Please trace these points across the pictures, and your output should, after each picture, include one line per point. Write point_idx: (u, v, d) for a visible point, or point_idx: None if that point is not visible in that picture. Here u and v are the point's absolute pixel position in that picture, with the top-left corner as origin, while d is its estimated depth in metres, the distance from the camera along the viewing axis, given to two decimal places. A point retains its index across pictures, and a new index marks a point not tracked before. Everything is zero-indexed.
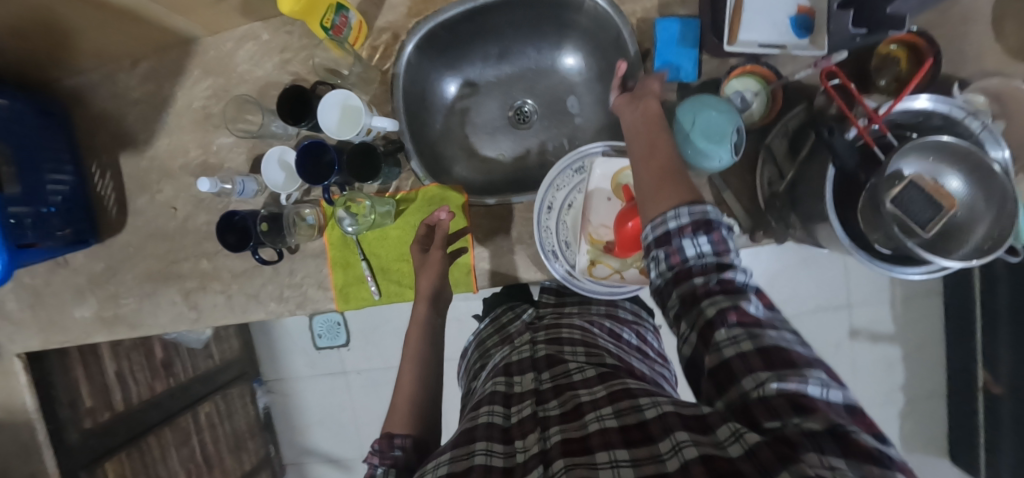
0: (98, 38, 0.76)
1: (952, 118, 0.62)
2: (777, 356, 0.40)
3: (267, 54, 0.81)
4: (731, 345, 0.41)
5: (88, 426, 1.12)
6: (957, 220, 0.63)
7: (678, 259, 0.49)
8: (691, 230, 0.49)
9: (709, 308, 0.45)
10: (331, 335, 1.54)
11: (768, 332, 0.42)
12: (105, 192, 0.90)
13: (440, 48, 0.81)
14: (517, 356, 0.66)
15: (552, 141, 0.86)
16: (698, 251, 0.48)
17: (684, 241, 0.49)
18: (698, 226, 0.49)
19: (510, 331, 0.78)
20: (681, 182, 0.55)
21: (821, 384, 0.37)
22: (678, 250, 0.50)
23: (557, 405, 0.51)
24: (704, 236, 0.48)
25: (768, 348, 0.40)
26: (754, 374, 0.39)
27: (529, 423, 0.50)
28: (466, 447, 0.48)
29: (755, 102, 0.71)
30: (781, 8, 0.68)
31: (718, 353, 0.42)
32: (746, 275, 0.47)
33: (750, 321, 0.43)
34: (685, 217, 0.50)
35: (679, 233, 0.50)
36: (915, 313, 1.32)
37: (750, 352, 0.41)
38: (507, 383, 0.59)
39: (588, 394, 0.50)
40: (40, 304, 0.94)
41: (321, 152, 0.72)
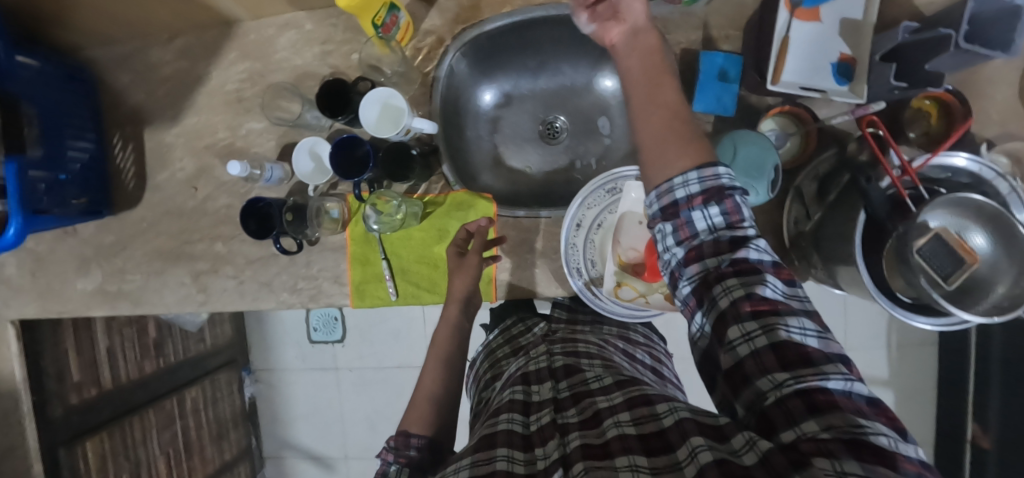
0: (139, 9, 0.75)
1: (981, 177, 0.63)
2: (791, 353, 0.38)
3: (308, 44, 0.81)
4: (746, 342, 0.40)
5: (73, 401, 1.09)
6: (979, 275, 0.63)
7: (687, 233, 0.48)
8: (701, 200, 0.46)
9: (723, 298, 0.43)
10: (327, 329, 1.52)
11: (784, 323, 0.39)
12: (123, 164, 0.88)
13: (481, 56, 0.81)
14: (534, 366, 0.65)
15: (581, 159, 0.86)
16: (708, 223, 0.46)
17: (693, 213, 0.47)
18: (709, 195, 0.46)
19: (522, 343, 0.77)
20: (700, 141, 0.49)
21: (843, 377, 0.36)
22: (688, 223, 0.48)
23: (576, 413, 0.51)
24: (715, 206, 0.46)
25: (783, 343, 0.39)
26: (770, 375, 0.38)
27: (549, 429, 0.50)
28: (486, 453, 0.47)
29: (789, 142, 0.74)
30: (824, 53, 0.69)
31: (732, 351, 0.41)
32: (760, 251, 0.44)
33: (765, 309, 0.40)
34: (697, 186, 0.47)
35: (689, 203, 0.47)
36: (910, 361, 1.34)
37: (764, 350, 0.39)
38: (525, 392, 0.59)
39: (606, 401, 0.50)
40: (42, 270, 0.92)
41: (354, 146, 0.72)
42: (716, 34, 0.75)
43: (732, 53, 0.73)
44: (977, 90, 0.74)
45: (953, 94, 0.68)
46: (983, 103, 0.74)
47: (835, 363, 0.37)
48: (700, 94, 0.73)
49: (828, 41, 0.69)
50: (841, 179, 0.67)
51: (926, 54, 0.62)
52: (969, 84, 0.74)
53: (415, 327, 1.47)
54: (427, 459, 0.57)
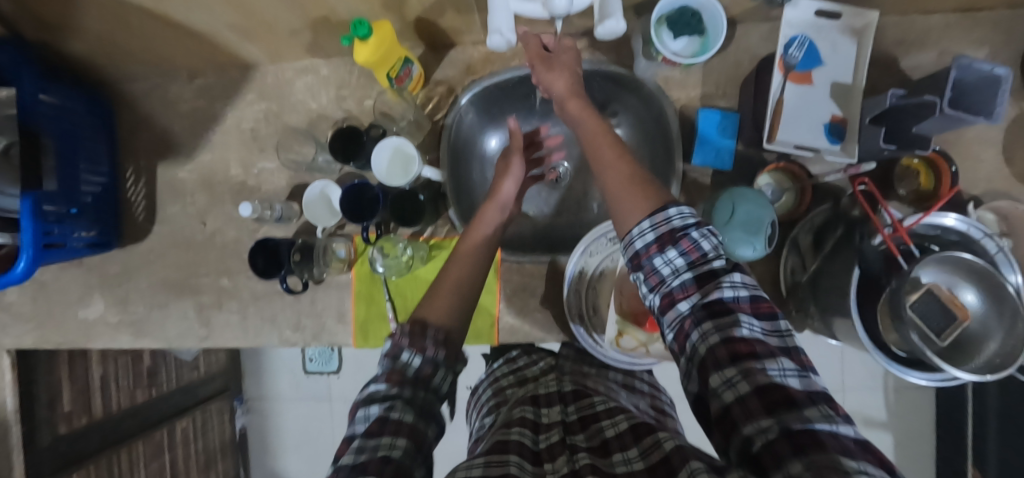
0: (164, 50, 0.79)
1: (970, 236, 0.65)
2: (777, 397, 0.39)
3: (325, 88, 0.85)
4: (729, 389, 0.41)
5: (62, 431, 1.06)
6: (970, 331, 0.65)
7: (656, 279, 0.52)
8: (659, 247, 0.52)
9: (700, 344, 0.46)
10: (323, 360, 1.47)
11: (763, 367, 0.41)
12: (135, 196, 0.90)
13: (488, 105, 0.84)
14: (544, 389, 0.67)
15: (582, 203, 0.89)
16: (671, 267, 0.51)
17: (655, 261, 0.52)
18: (663, 240, 0.52)
19: (527, 374, 0.75)
20: (650, 189, 0.57)
21: (825, 419, 0.37)
22: (654, 270, 0.52)
23: (585, 437, 0.53)
24: (673, 250, 0.51)
25: (765, 386, 0.40)
26: (756, 421, 0.39)
27: (558, 448, 0.51)
28: (499, 455, 0.47)
29: (784, 196, 0.77)
30: (817, 114, 0.73)
31: (718, 398, 0.42)
32: (735, 288, 0.47)
33: (743, 350, 0.43)
34: (651, 234, 0.53)
35: (647, 252, 0.53)
36: (908, 404, 1.33)
37: (748, 395, 0.40)
38: (535, 412, 0.59)
39: (612, 429, 0.52)
40: (44, 298, 0.92)
41: (363, 191, 0.74)
42: (714, 92, 0.78)
43: (729, 111, 0.77)
44: (963, 149, 0.77)
45: (942, 157, 0.72)
46: (970, 161, 0.77)
47: (820, 407, 0.38)
48: (699, 148, 0.76)
49: (820, 103, 0.74)
50: (835, 231, 0.71)
51: (911, 118, 0.64)
52: (956, 143, 0.77)
53: None
54: (442, 357, 0.52)
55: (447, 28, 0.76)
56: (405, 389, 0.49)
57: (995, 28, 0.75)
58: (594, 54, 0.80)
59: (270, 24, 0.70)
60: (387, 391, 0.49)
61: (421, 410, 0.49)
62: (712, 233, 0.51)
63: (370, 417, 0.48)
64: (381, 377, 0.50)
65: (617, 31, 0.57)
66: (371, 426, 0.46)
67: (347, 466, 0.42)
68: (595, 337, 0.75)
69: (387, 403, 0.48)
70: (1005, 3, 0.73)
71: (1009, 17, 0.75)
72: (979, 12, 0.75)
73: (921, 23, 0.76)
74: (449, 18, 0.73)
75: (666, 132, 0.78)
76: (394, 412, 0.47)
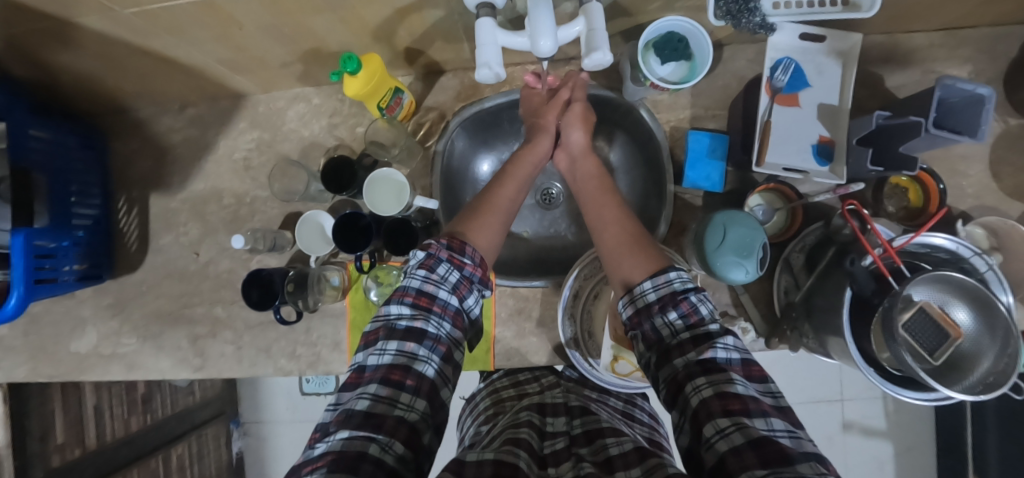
0: (156, 83, 0.79)
1: (959, 254, 0.66)
2: (770, 451, 0.39)
3: (316, 117, 0.85)
4: (723, 440, 0.42)
5: (55, 463, 1.04)
6: (963, 350, 0.65)
7: (654, 337, 0.55)
8: (660, 307, 0.55)
9: (694, 397, 0.46)
10: (319, 380, 1.46)
11: (756, 425, 0.42)
12: (128, 227, 0.90)
13: (480, 130, 0.85)
14: (550, 400, 0.68)
15: (576, 224, 0.90)
16: (670, 328, 0.54)
17: (656, 318, 0.55)
18: (665, 301, 0.55)
19: (527, 388, 0.74)
20: (652, 251, 0.62)
21: (818, 476, 0.36)
22: (653, 330, 0.55)
23: (590, 450, 0.53)
24: (673, 310, 0.54)
25: (759, 440, 0.40)
26: (750, 471, 0.38)
27: (563, 454, 0.53)
28: (509, 448, 0.50)
29: (775, 216, 0.78)
30: (804, 135, 0.74)
31: (712, 448, 0.42)
32: (727, 350, 0.50)
33: (736, 407, 0.44)
34: (654, 294, 0.56)
35: (649, 311, 0.56)
36: (906, 413, 1.33)
37: (743, 447, 0.40)
38: (540, 420, 0.61)
39: (617, 447, 0.52)
40: (36, 330, 0.91)
41: (357, 220, 0.75)
42: (703, 114, 0.79)
43: (718, 132, 0.77)
44: (951, 165, 0.78)
45: (930, 176, 0.72)
46: (958, 177, 0.78)
47: (811, 464, 0.38)
48: (689, 169, 0.77)
49: (808, 124, 0.74)
50: (826, 253, 0.71)
51: (898, 138, 0.65)
52: (943, 160, 0.78)
53: None
54: (477, 275, 0.63)
55: (437, 57, 0.77)
56: (430, 321, 0.55)
57: (978, 46, 0.76)
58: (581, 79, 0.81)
59: (260, 57, 0.71)
60: (411, 327, 0.54)
61: (442, 356, 0.55)
62: (707, 298, 0.55)
63: (386, 355, 0.52)
64: (410, 303, 0.56)
65: (604, 62, 0.58)
66: (392, 369, 0.51)
67: (362, 413, 0.46)
68: (591, 362, 0.74)
69: (409, 347, 0.52)
70: (987, 22, 0.74)
71: (991, 35, 0.76)
72: (962, 31, 0.76)
73: (905, 43, 0.77)
74: (440, 47, 0.74)
75: (658, 154, 0.78)
76: (417, 360, 0.52)
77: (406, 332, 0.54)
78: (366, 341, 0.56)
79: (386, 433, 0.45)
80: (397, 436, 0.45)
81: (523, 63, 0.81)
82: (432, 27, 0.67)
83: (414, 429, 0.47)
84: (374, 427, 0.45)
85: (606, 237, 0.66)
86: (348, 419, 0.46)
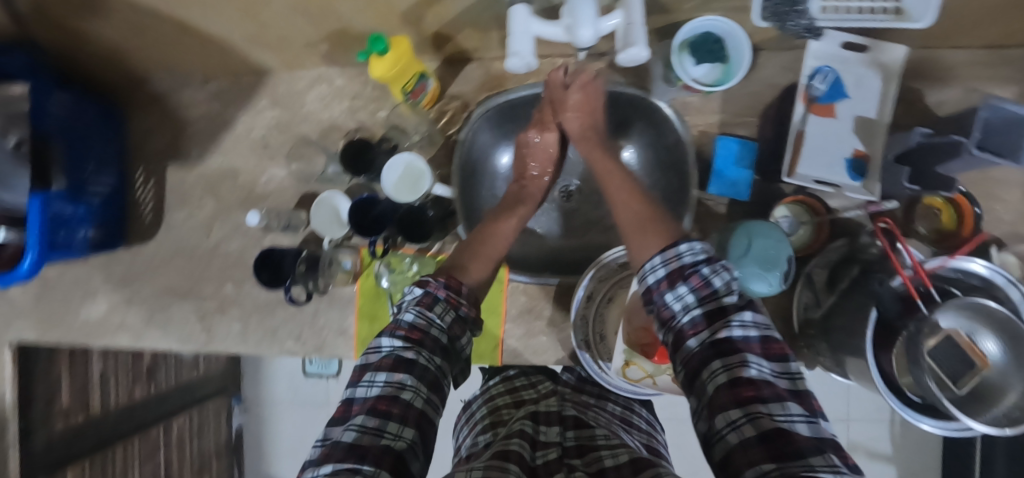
0: (179, 55, 0.78)
1: (992, 282, 0.63)
2: (780, 446, 0.37)
3: (337, 99, 0.84)
4: (734, 431, 0.40)
5: (59, 428, 1.05)
6: (989, 381, 0.62)
7: (667, 315, 0.53)
8: (669, 283, 0.53)
9: (709, 384, 0.45)
10: (322, 364, 1.44)
11: (767, 412, 0.39)
12: (144, 198, 0.90)
13: (502, 121, 0.84)
14: (545, 408, 0.67)
15: (589, 224, 0.88)
16: (682, 303, 0.51)
17: (667, 295, 0.53)
18: (673, 276, 0.53)
19: (524, 396, 0.74)
20: (664, 226, 0.62)
21: (830, 468, 0.34)
22: (666, 306, 0.53)
23: (583, 463, 0.53)
24: (683, 286, 0.52)
25: (770, 433, 0.38)
26: (758, 467, 0.36)
27: (554, 465, 0.53)
28: (498, 463, 0.48)
29: (800, 230, 0.75)
30: (838, 148, 0.71)
31: (723, 440, 0.40)
32: (744, 327, 0.46)
33: (748, 394, 0.41)
34: (663, 270, 0.55)
35: (659, 288, 0.54)
36: (914, 438, 1.30)
37: (752, 442, 0.38)
38: (533, 428, 0.60)
39: (611, 458, 0.51)
40: (47, 295, 0.91)
41: (371, 205, 0.74)
42: (732, 120, 0.77)
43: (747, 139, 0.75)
44: (986, 190, 0.75)
45: (966, 199, 0.69)
46: (993, 201, 0.75)
47: (825, 456, 0.36)
48: (716, 177, 0.75)
49: (843, 136, 0.72)
50: (849, 271, 0.69)
51: (937, 158, 0.64)
52: (979, 184, 0.75)
53: None
54: (471, 317, 0.63)
55: (464, 45, 0.75)
56: (421, 354, 0.53)
57: None
58: (609, 75, 0.79)
59: (285, 36, 0.70)
60: (402, 357, 0.53)
61: (430, 385, 0.52)
62: (724, 269, 0.51)
63: (374, 387, 0.50)
64: (402, 336, 0.54)
65: (639, 59, 0.56)
66: (377, 403, 0.48)
67: (346, 446, 0.43)
68: (602, 364, 0.73)
69: (398, 378, 0.50)
70: None
71: None
72: (1008, 50, 0.73)
73: (947, 59, 0.74)
74: (467, 35, 0.72)
75: (683, 159, 0.76)
76: (405, 393, 0.49)
77: (396, 363, 0.52)
78: (353, 378, 0.54)
79: (372, 463, 0.42)
80: (383, 465, 0.42)
81: (550, 56, 0.80)
82: (462, 14, 0.65)
83: (402, 458, 0.44)
84: (359, 457, 0.42)
85: (622, 214, 0.66)
86: (332, 453, 0.44)
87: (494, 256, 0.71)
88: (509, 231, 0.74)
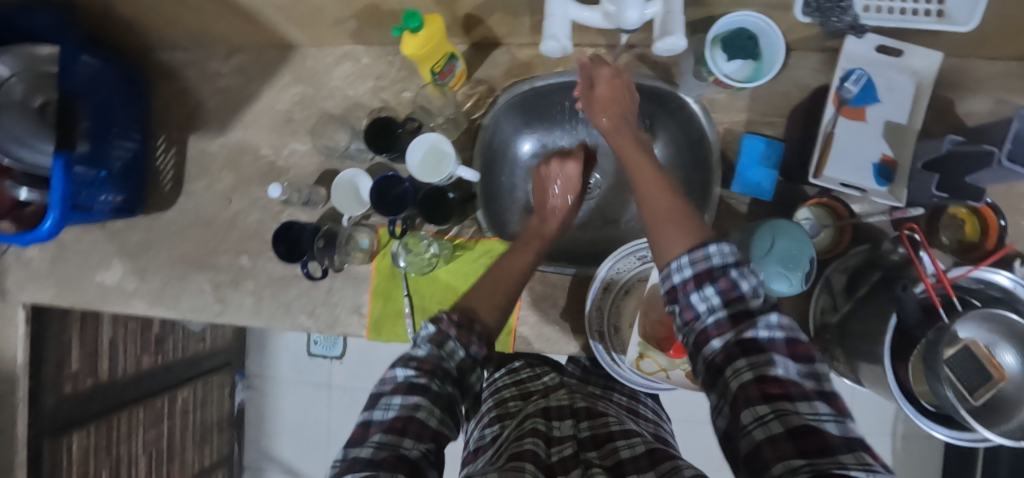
0: (207, 25, 0.78)
1: (1014, 294, 0.63)
2: (811, 442, 0.36)
3: (363, 77, 0.84)
4: (761, 427, 0.39)
5: (67, 391, 1.06)
6: (1005, 393, 0.62)
7: (690, 315, 0.50)
8: (695, 284, 0.50)
9: (732, 380, 0.43)
10: (326, 344, 1.47)
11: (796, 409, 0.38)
12: (164, 166, 0.90)
13: (527, 109, 0.83)
14: (556, 402, 0.66)
15: (606, 218, 0.89)
16: (707, 304, 0.48)
17: (692, 296, 0.50)
18: (701, 277, 0.49)
19: (531, 388, 0.72)
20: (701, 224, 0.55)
21: (860, 466, 0.33)
22: (689, 306, 0.50)
23: (598, 455, 0.52)
24: (710, 288, 0.49)
25: (799, 430, 0.37)
26: (786, 462, 0.36)
27: (571, 462, 0.51)
28: (513, 465, 0.46)
29: (822, 233, 0.75)
30: (866, 153, 0.71)
31: (748, 436, 0.39)
32: (770, 329, 0.45)
33: (776, 391, 0.40)
34: (689, 269, 0.50)
35: (684, 288, 0.50)
36: (916, 454, 1.29)
37: (780, 437, 0.37)
38: (546, 425, 0.58)
39: (628, 449, 0.51)
40: (63, 258, 0.92)
41: (393, 183, 0.74)
42: (759, 120, 0.77)
43: (774, 139, 0.75)
44: (1014, 203, 0.74)
45: (992, 210, 0.69)
46: (1019, 216, 0.74)
47: (856, 454, 0.34)
48: (740, 174, 0.75)
49: (871, 141, 0.71)
50: (869, 278, 0.69)
51: (965, 168, 0.63)
52: (1006, 197, 0.74)
53: None
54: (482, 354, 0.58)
55: (494, 29, 0.75)
56: (434, 381, 0.50)
57: None
58: (638, 68, 0.78)
59: (316, 9, 0.70)
60: (415, 383, 0.49)
61: (444, 405, 0.49)
62: (752, 273, 0.49)
63: (391, 409, 0.48)
64: (415, 365, 0.51)
65: (676, 48, 0.56)
66: (393, 422, 0.46)
67: (364, 460, 0.42)
68: (615, 354, 0.74)
69: (413, 400, 0.48)
70: None
71: None
72: None
73: (980, 69, 0.74)
74: (498, 19, 0.72)
75: (705, 156, 0.77)
76: (420, 412, 0.47)
77: (410, 387, 0.49)
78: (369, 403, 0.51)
79: (388, 472, 0.40)
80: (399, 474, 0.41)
81: (579, 46, 0.79)
82: None
83: (417, 467, 0.42)
84: (375, 466, 0.40)
85: (650, 207, 0.60)
86: (350, 468, 0.41)
87: (508, 292, 0.67)
88: (524, 264, 0.71)
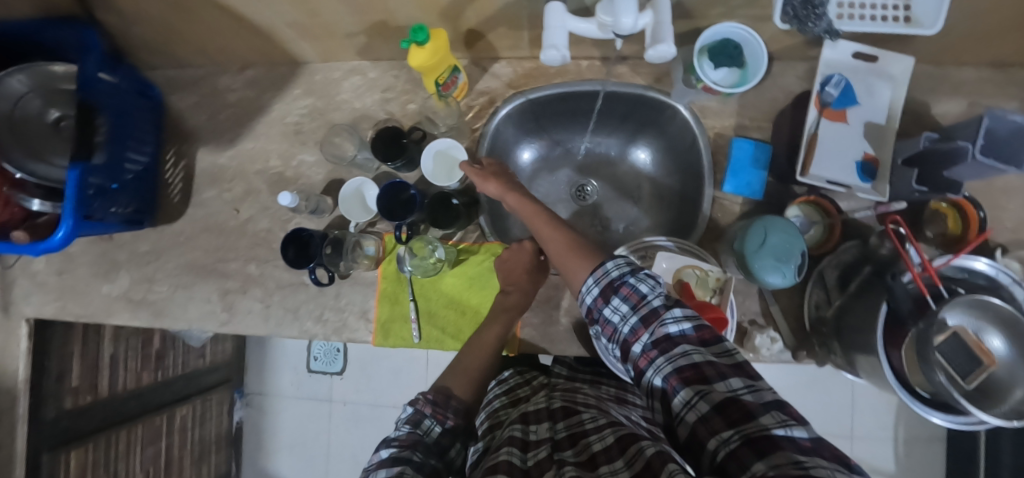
0: (221, 42, 0.82)
1: (997, 281, 0.65)
2: (734, 411, 0.40)
3: (370, 90, 0.87)
4: (692, 410, 0.43)
5: (67, 406, 1.05)
6: (996, 378, 0.63)
7: (611, 329, 0.56)
8: (604, 299, 0.57)
9: (656, 376, 0.48)
10: (327, 359, 1.47)
11: (717, 386, 0.43)
12: (173, 179, 0.92)
13: (526, 119, 0.88)
14: (532, 407, 0.63)
15: (602, 222, 0.94)
16: (619, 314, 0.55)
17: (605, 311, 0.57)
18: (606, 292, 0.57)
19: (520, 394, 0.71)
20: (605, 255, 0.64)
21: (778, 425, 0.38)
22: (607, 321, 0.57)
23: (573, 453, 0.50)
24: (617, 299, 0.56)
25: (723, 403, 0.41)
26: (719, 435, 0.40)
27: (546, 464, 0.49)
28: None
29: (812, 229, 0.78)
30: (849, 152, 0.75)
31: (685, 421, 0.44)
32: (677, 321, 0.50)
33: (692, 376, 0.45)
34: (596, 288, 0.59)
35: (597, 305, 0.58)
36: (919, 460, 1.28)
37: (709, 414, 0.41)
38: (523, 430, 0.56)
39: (600, 441, 0.50)
40: (70, 270, 0.93)
41: (400, 190, 0.78)
42: (749, 124, 0.81)
43: (762, 142, 0.79)
44: (991, 199, 0.78)
45: (971, 203, 0.72)
46: (996, 211, 0.78)
47: (773, 412, 0.39)
48: (731, 176, 0.78)
49: (853, 141, 0.75)
50: (861, 272, 0.71)
51: (942, 163, 0.67)
52: (984, 193, 0.78)
53: (417, 367, 1.42)
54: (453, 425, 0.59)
55: (496, 43, 0.79)
56: (417, 453, 0.52)
57: None
58: (632, 79, 0.82)
59: (329, 25, 0.74)
60: (398, 456, 0.52)
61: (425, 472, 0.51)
62: (648, 277, 0.56)
63: None
64: (396, 444, 0.53)
65: (667, 56, 0.60)
66: None
67: None
68: None
69: (397, 469, 0.50)
70: None
71: None
72: (1013, 69, 0.77)
73: (955, 74, 0.78)
74: (500, 33, 0.76)
75: (698, 161, 0.81)
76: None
77: (394, 458, 0.51)
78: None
79: None
80: None
81: (576, 58, 0.83)
82: (500, 12, 0.69)
83: None
84: None
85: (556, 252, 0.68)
86: None
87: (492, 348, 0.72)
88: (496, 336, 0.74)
